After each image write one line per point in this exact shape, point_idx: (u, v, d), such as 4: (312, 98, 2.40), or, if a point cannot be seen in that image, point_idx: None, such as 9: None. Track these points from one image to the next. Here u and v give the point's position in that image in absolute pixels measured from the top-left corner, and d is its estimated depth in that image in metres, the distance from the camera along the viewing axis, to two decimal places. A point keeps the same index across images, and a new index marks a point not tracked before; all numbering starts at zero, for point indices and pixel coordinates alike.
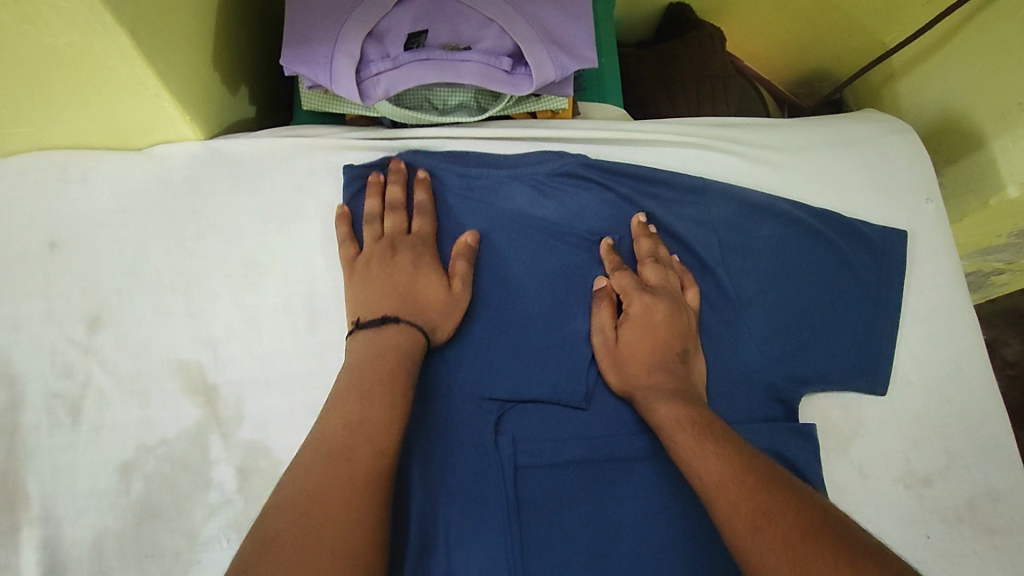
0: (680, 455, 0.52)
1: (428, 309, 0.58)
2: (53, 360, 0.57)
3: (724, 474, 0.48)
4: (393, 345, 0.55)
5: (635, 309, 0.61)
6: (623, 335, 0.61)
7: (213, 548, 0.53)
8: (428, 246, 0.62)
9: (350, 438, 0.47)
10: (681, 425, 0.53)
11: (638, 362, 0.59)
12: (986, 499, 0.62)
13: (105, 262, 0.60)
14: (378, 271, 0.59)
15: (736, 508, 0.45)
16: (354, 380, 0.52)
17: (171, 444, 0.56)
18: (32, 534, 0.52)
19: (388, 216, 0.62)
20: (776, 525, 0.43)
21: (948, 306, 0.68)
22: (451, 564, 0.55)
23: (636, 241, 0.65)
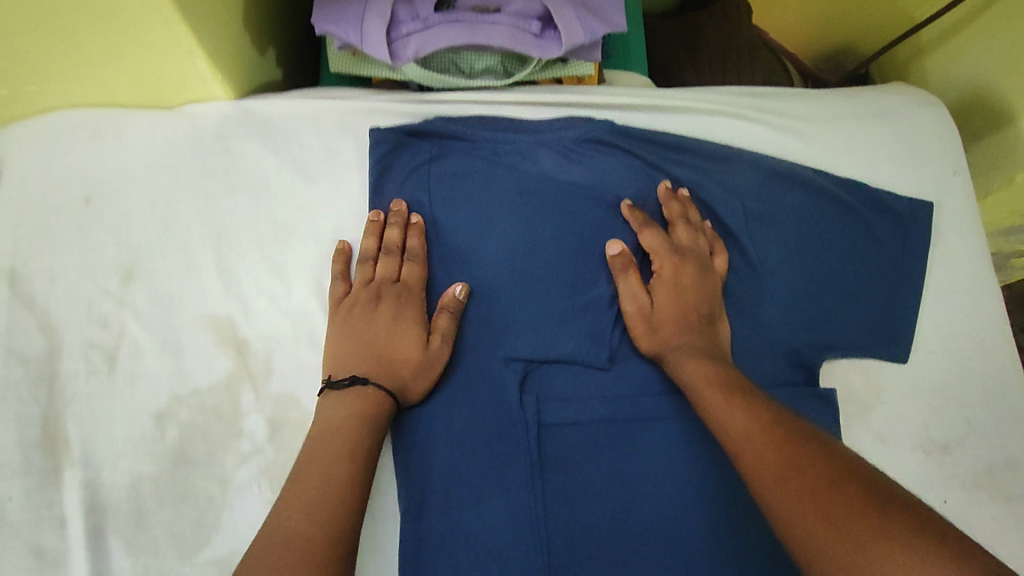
0: (705, 409, 0.53)
1: (402, 370, 0.57)
2: (89, 310, 0.58)
3: (750, 428, 0.48)
4: (360, 412, 0.53)
5: (664, 272, 0.62)
6: (655, 299, 0.61)
7: (245, 493, 0.55)
8: (414, 295, 0.60)
9: (304, 519, 0.46)
10: (706, 383, 0.54)
11: (669, 325, 0.60)
12: (1005, 466, 0.62)
13: (139, 216, 0.61)
14: (359, 321, 0.58)
15: (760, 460, 0.46)
16: (313, 457, 0.51)
17: (203, 395, 0.57)
18: (72, 476, 0.54)
19: (379, 260, 0.61)
20: (800, 473, 0.43)
21: (971, 277, 0.68)
22: (476, 516, 0.56)
23: (665, 206, 0.66)
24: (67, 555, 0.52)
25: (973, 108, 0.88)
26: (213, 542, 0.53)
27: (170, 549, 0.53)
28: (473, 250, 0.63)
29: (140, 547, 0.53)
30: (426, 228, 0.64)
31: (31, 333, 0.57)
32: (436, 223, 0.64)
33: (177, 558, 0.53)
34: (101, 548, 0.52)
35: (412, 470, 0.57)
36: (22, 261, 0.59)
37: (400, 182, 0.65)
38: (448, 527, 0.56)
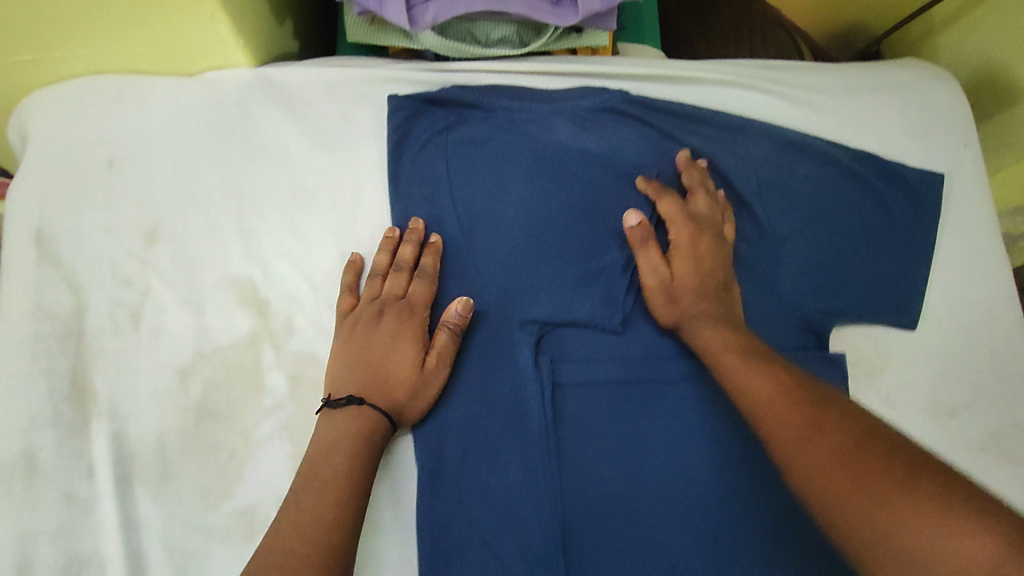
0: (726, 375, 0.53)
1: (397, 389, 0.56)
2: (113, 269, 0.59)
3: (772, 391, 0.48)
4: (354, 432, 0.53)
5: (684, 243, 0.62)
6: (675, 271, 0.61)
7: (267, 447, 0.57)
8: (417, 315, 0.60)
9: (300, 539, 0.46)
10: (728, 350, 0.54)
11: (691, 295, 0.59)
12: (1009, 430, 0.63)
13: (161, 179, 0.62)
14: (360, 336, 0.58)
15: (781, 424, 0.45)
16: (309, 478, 0.50)
17: (225, 352, 0.58)
18: (101, 427, 0.55)
19: (388, 277, 0.61)
20: (823, 431, 0.42)
21: (981, 247, 0.68)
22: (491, 473, 0.58)
23: (685, 173, 0.66)
24: (96, 502, 0.54)
25: (985, 85, 0.89)
26: (236, 493, 0.55)
27: (195, 498, 0.55)
28: (490, 217, 0.63)
29: (167, 496, 0.54)
30: (441, 194, 0.64)
31: (58, 290, 0.58)
32: (451, 190, 0.64)
33: (202, 507, 0.55)
34: (130, 496, 0.54)
35: (429, 428, 0.59)
36: (48, 221, 0.60)
37: (418, 149, 0.65)
38: (465, 482, 0.58)
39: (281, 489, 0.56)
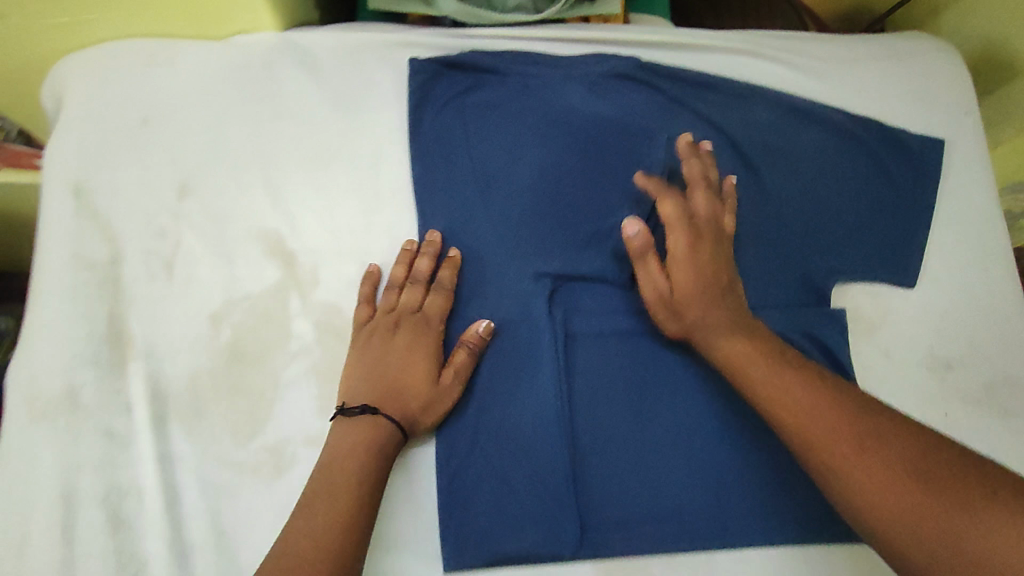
0: (750, 387, 0.53)
1: (411, 401, 0.57)
2: (148, 222, 0.62)
3: (815, 399, 0.49)
4: (369, 444, 0.54)
5: (685, 253, 0.58)
6: (675, 281, 0.58)
7: (294, 389, 0.60)
8: (432, 328, 0.61)
9: (314, 549, 0.48)
10: (759, 362, 0.53)
11: (699, 306, 0.57)
12: (1003, 384, 0.66)
13: (192, 137, 0.65)
14: (376, 348, 0.59)
15: (832, 431, 0.47)
16: (322, 482, 0.52)
17: (255, 299, 0.61)
18: (138, 367, 0.59)
19: (404, 289, 0.61)
20: (887, 451, 0.45)
21: (979, 211, 0.71)
22: (505, 418, 0.60)
23: (686, 163, 0.62)
24: (134, 436, 0.57)
25: (986, 61, 0.91)
26: (265, 431, 0.58)
27: (226, 435, 0.58)
28: (505, 176, 0.66)
29: (199, 433, 0.58)
30: (459, 154, 0.67)
31: (96, 241, 0.61)
32: (468, 150, 0.67)
33: (233, 444, 0.58)
34: (165, 432, 0.58)
35: None
36: (85, 175, 0.63)
37: (439, 111, 0.68)
38: (479, 428, 0.60)
39: (306, 428, 0.59)
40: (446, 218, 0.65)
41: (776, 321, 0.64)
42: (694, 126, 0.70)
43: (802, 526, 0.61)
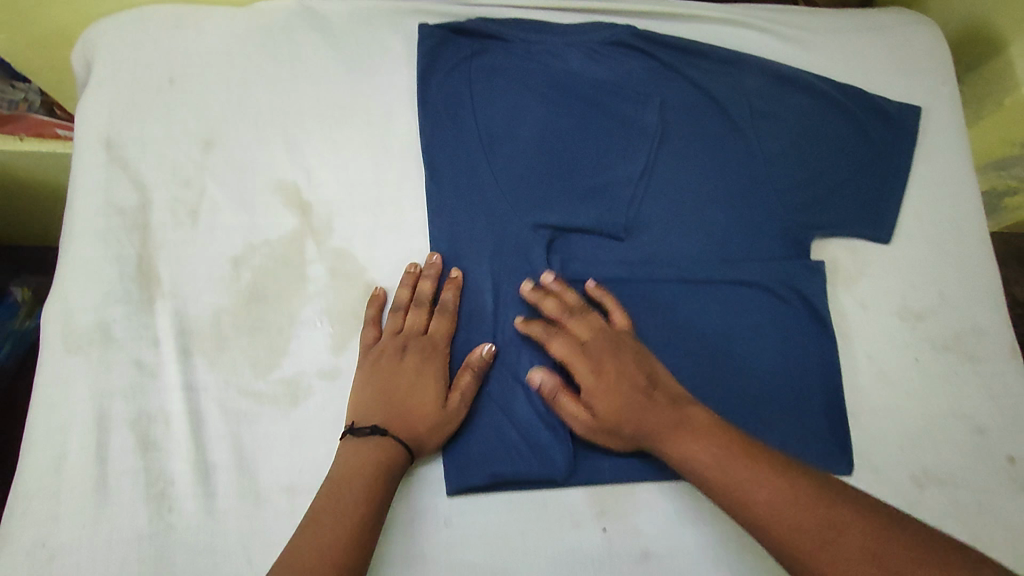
0: (708, 488, 0.53)
1: (420, 422, 0.59)
2: (173, 173, 0.67)
3: (776, 494, 0.49)
4: (379, 462, 0.56)
5: (587, 385, 0.60)
6: (596, 411, 0.60)
7: (309, 327, 0.64)
8: (439, 350, 0.63)
9: (322, 564, 0.49)
10: (719, 453, 0.53)
11: (626, 427, 0.58)
12: (970, 332, 0.70)
13: (215, 95, 0.70)
14: (384, 368, 0.61)
15: (800, 530, 0.47)
16: (329, 500, 0.53)
17: (273, 244, 0.66)
18: (165, 305, 0.63)
19: (410, 312, 0.64)
20: (850, 550, 0.46)
21: (953, 174, 0.75)
22: (505, 355, 0.65)
23: (541, 304, 0.64)
24: (161, 366, 0.62)
25: (968, 41, 0.96)
26: (282, 364, 0.63)
27: (247, 367, 0.62)
28: (508, 135, 0.70)
29: (221, 365, 0.62)
30: (465, 113, 0.71)
31: (125, 189, 0.66)
32: (473, 110, 0.71)
33: (252, 375, 0.62)
34: (190, 364, 0.62)
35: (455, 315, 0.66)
36: (115, 129, 0.68)
37: (446, 73, 0.72)
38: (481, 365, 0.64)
39: (321, 363, 0.63)
40: (451, 172, 0.69)
41: (759, 272, 0.69)
42: (686, 92, 0.74)
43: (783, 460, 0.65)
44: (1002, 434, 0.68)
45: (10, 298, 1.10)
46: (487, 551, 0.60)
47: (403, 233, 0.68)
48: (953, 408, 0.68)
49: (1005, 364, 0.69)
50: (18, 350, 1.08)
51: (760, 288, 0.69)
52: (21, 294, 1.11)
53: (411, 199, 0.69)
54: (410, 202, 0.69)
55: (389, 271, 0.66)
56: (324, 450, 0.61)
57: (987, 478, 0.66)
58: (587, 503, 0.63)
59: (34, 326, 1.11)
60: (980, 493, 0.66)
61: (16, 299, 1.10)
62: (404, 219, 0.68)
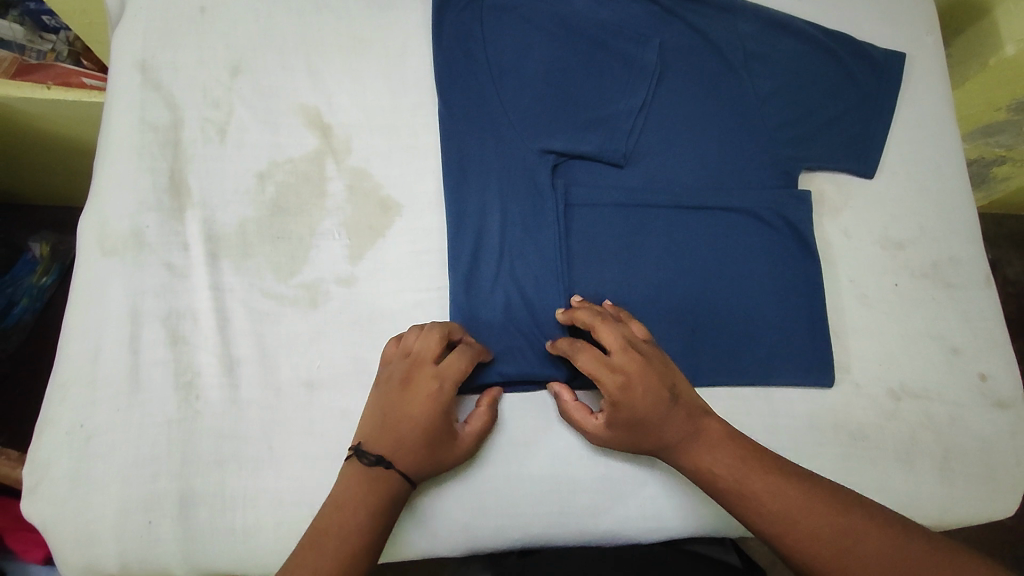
0: (731, 501, 0.57)
1: (424, 461, 0.58)
2: (204, 95, 0.72)
3: (796, 507, 0.54)
4: (379, 496, 0.56)
5: (615, 401, 0.59)
6: (616, 423, 0.60)
7: (328, 238, 0.69)
8: (445, 388, 0.59)
9: None
10: (738, 462, 0.58)
11: (640, 441, 0.61)
12: (947, 262, 0.75)
13: (243, 25, 0.74)
14: (394, 398, 0.59)
15: (818, 538, 0.53)
16: (333, 523, 0.54)
17: (297, 162, 0.71)
18: (194, 213, 0.68)
19: (425, 341, 0.61)
20: (866, 549, 0.52)
21: (933, 117, 0.81)
22: (511, 267, 0.69)
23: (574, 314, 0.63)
24: (190, 269, 0.66)
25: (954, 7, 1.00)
26: (303, 270, 0.68)
27: (270, 273, 0.67)
28: (516, 68, 0.74)
29: (247, 269, 0.67)
30: (475, 46, 0.74)
31: (158, 108, 0.70)
32: (483, 44, 0.74)
33: (275, 279, 0.67)
34: (217, 267, 0.67)
35: (465, 231, 0.70)
36: (150, 55, 0.72)
37: (458, 11, 0.75)
38: (488, 277, 0.69)
39: (337, 271, 0.68)
40: (463, 100, 0.73)
41: (750, 200, 0.73)
42: (685, 34, 0.78)
43: (767, 370, 0.69)
44: (974, 354, 0.73)
45: (28, 255, 1.13)
46: (491, 449, 0.65)
47: (417, 157, 0.73)
48: (930, 329, 0.73)
49: (978, 291, 0.75)
50: (34, 306, 1.12)
51: (749, 215, 0.73)
52: (39, 250, 1.15)
53: (425, 126, 0.74)
54: (425, 128, 0.74)
55: (403, 191, 0.71)
56: (340, 349, 0.66)
57: (961, 394, 0.71)
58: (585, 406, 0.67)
59: (49, 284, 1.15)
60: (954, 407, 0.70)
61: (34, 256, 1.14)
62: (419, 144, 0.73)
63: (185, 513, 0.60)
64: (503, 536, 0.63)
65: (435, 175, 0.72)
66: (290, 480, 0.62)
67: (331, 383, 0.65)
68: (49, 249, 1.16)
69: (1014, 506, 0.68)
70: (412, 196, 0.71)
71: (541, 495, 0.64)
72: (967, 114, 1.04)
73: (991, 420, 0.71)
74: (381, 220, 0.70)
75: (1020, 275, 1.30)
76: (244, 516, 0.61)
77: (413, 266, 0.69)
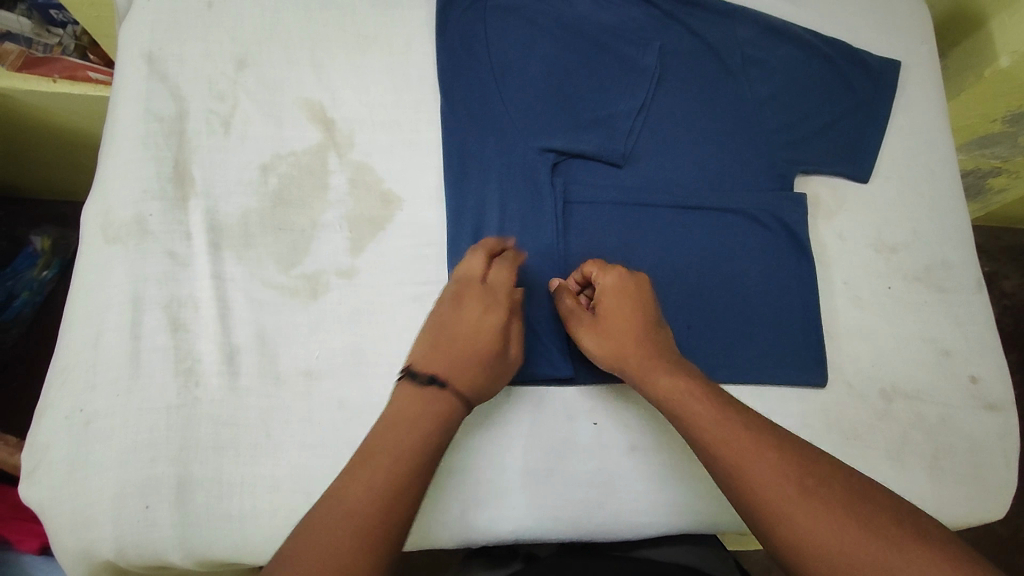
0: (692, 428, 0.54)
1: (481, 372, 0.58)
2: (209, 87, 0.73)
3: (757, 442, 0.51)
4: (435, 411, 0.54)
5: (611, 289, 0.63)
6: (610, 317, 0.62)
7: (329, 230, 0.70)
8: (498, 298, 0.62)
9: (369, 501, 0.47)
10: (704, 397, 0.56)
11: (618, 340, 0.61)
12: (940, 266, 0.76)
13: (250, 20, 0.75)
14: (446, 316, 0.61)
15: (776, 475, 0.49)
16: (384, 441, 0.51)
17: (300, 155, 0.72)
18: (198, 203, 0.69)
19: (468, 263, 0.63)
20: (825, 495, 0.48)
21: (927, 125, 0.82)
22: None
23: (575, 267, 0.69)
24: (192, 258, 0.67)
25: (950, 18, 1.01)
26: (304, 262, 0.69)
27: (271, 263, 0.68)
28: (518, 67, 0.75)
29: (248, 259, 0.68)
30: (478, 46, 0.76)
31: (164, 99, 0.71)
32: (486, 44, 0.76)
33: (276, 270, 0.68)
34: (219, 256, 0.67)
35: (465, 227, 0.70)
36: (157, 46, 0.73)
37: (462, 11, 0.77)
38: None
39: (338, 263, 0.69)
40: (465, 99, 0.74)
41: (745, 202, 0.74)
42: (683, 38, 0.79)
43: (761, 368, 0.70)
44: (965, 357, 0.74)
45: (29, 249, 1.13)
46: (485, 439, 0.65)
47: (418, 153, 0.74)
48: (922, 332, 0.74)
49: (970, 295, 0.76)
50: (34, 299, 1.12)
51: (744, 216, 0.75)
52: (40, 244, 1.15)
53: (428, 123, 0.75)
54: (427, 125, 0.75)
55: (403, 185, 0.72)
56: (339, 339, 0.67)
57: (952, 396, 0.72)
58: (579, 400, 0.68)
59: (49, 278, 1.15)
60: (945, 409, 0.71)
61: (36, 249, 1.14)
62: (421, 140, 0.74)
63: (182, 499, 0.60)
64: (496, 530, 0.64)
65: (436, 170, 0.73)
66: (286, 468, 0.62)
67: (329, 373, 0.66)
68: (50, 243, 1.16)
69: (1004, 508, 0.69)
70: (414, 190, 0.72)
71: (533, 491, 0.65)
72: (963, 125, 1.04)
73: (982, 421, 0.71)
74: (381, 213, 0.71)
75: (1016, 288, 1.31)
76: (241, 502, 0.61)
77: (413, 259, 0.70)
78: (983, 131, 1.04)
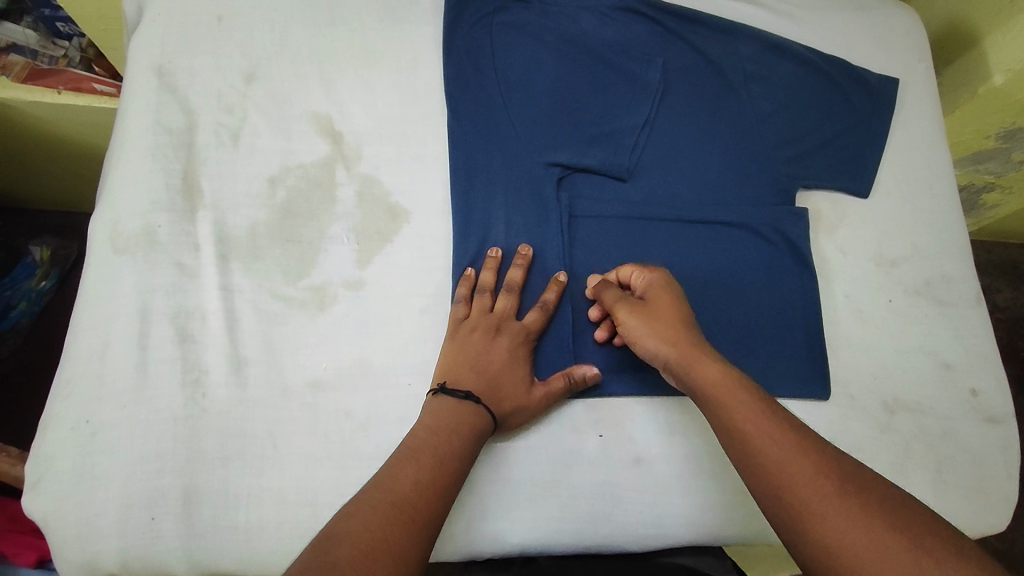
0: (733, 434, 0.54)
1: (505, 402, 0.63)
2: (218, 101, 0.73)
3: (795, 450, 0.51)
4: (464, 426, 0.59)
5: (656, 284, 0.65)
6: (655, 305, 0.64)
7: (337, 242, 0.70)
8: (528, 337, 0.67)
9: (413, 491, 0.53)
10: (746, 397, 0.56)
11: (666, 326, 0.62)
12: (940, 280, 0.78)
13: (259, 34, 0.76)
14: (478, 344, 0.65)
15: (815, 482, 0.49)
16: (427, 443, 0.57)
17: (308, 167, 0.72)
18: (206, 215, 0.69)
19: (500, 296, 0.68)
20: (866, 502, 0.48)
21: (925, 141, 0.83)
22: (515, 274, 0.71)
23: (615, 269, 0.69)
24: (200, 269, 0.67)
25: (944, 36, 1.03)
26: (311, 274, 0.69)
27: (279, 275, 0.68)
28: (523, 84, 0.77)
29: (256, 271, 0.68)
30: (485, 61, 0.77)
31: (173, 112, 0.72)
32: (493, 60, 0.77)
33: (284, 281, 0.68)
34: (226, 267, 0.68)
35: (471, 239, 0.71)
36: (167, 60, 0.74)
37: (469, 27, 0.78)
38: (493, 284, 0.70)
39: (346, 275, 0.69)
40: (472, 112, 0.75)
41: (747, 216, 0.75)
42: (686, 54, 0.81)
43: (765, 381, 0.71)
44: (966, 370, 0.74)
45: (28, 259, 1.13)
46: (492, 451, 0.65)
47: (425, 166, 0.74)
48: (923, 345, 0.75)
49: (970, 308, 0.77)
50: (32, 309, 1.12)
51: (746, 229, 0.76)
52: (39, 254, 1.14)
53: (434, 136, 0.76)
54: (433, 138, 0.76)
55: (410, 198, 0.73)
56: (346, 351, 0.67)
57: (952, 408, 0.73)
58: (586, 412, 0.68)
59: (48, 288, 1.15)
60: (946, 421, 0.72)
61: (34, 260, 1.13)
62: (428, 153, 0.75)
63: (188, 511, 0.60)
64: (502, 542, 0.64)
65: (443, 183, 0.74)
66: (292, 480, 0.62)
67: (337, 385, 0.66)
68: (49, 253, 1.16)
69: (1006, 521, 0.69)
70: (420, 204, 0.73)
71: (541, 503, 0.65)
72: (960, 141, 1.06)
73: (983, 433, 0.72)
74: (388, 225, 0.72)
75: (1009, 302, 1.32)
76: (247, 514, 0.61)
77: (421, 271, 0.71)
78: (977, 147, 1.05)
